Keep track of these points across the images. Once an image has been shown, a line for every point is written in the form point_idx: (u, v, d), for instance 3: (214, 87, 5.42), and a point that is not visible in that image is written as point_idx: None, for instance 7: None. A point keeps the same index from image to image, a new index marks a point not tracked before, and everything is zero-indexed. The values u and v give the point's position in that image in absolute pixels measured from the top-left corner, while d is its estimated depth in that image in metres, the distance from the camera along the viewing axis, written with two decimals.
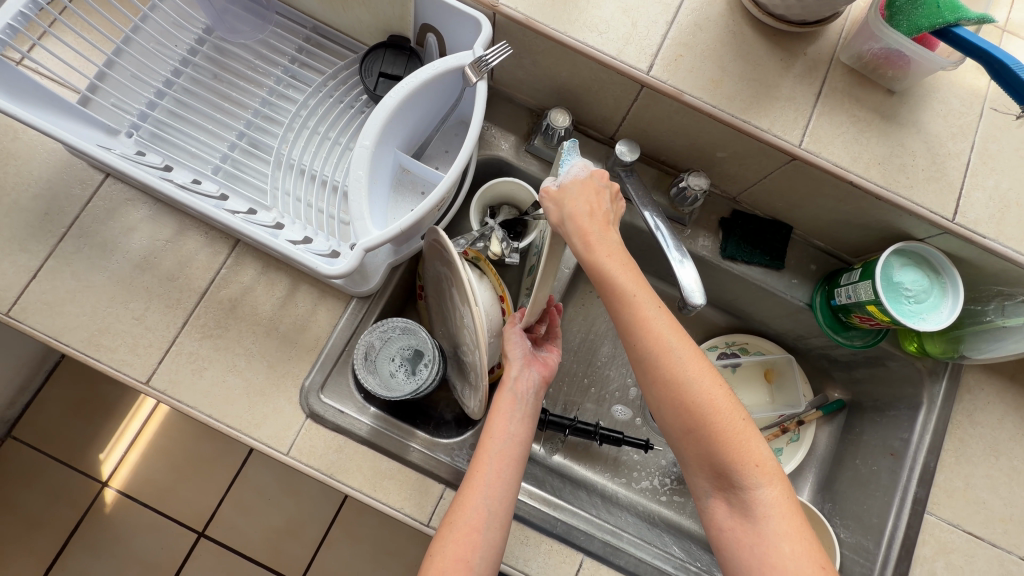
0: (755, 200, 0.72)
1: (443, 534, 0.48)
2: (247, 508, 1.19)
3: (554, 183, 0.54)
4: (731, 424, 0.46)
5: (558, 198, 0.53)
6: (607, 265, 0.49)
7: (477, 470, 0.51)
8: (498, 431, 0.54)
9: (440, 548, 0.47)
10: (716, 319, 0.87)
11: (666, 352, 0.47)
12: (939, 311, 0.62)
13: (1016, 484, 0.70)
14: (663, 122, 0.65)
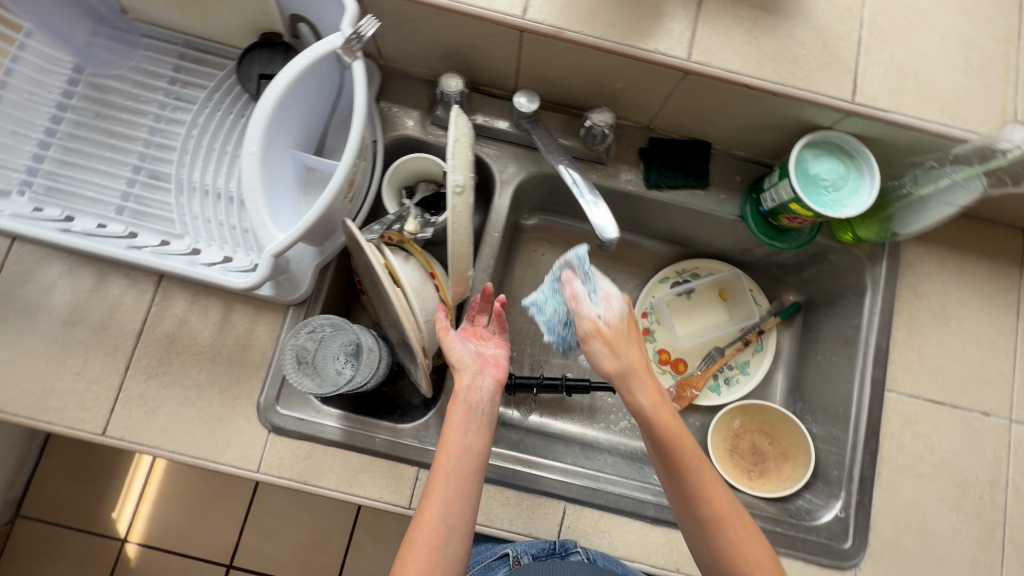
0: (667, 124, 0.71)
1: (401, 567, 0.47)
2: (268, 533, 1.21)
3: (600, 324, 0.57)
4: (764, 563, 0.51)
5: (614, 351, 0.56)
6: (667, 421, 0.54)
7: (431, 494, 0.50)
8: (454, 445, 0.52)
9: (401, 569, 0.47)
10: (663, 250, 0.88)
11: (716, 496, 0.52)
12: (859, 195, 0.62)
13: (968, 345, 0.72)
14: (555, 65, 0.64)
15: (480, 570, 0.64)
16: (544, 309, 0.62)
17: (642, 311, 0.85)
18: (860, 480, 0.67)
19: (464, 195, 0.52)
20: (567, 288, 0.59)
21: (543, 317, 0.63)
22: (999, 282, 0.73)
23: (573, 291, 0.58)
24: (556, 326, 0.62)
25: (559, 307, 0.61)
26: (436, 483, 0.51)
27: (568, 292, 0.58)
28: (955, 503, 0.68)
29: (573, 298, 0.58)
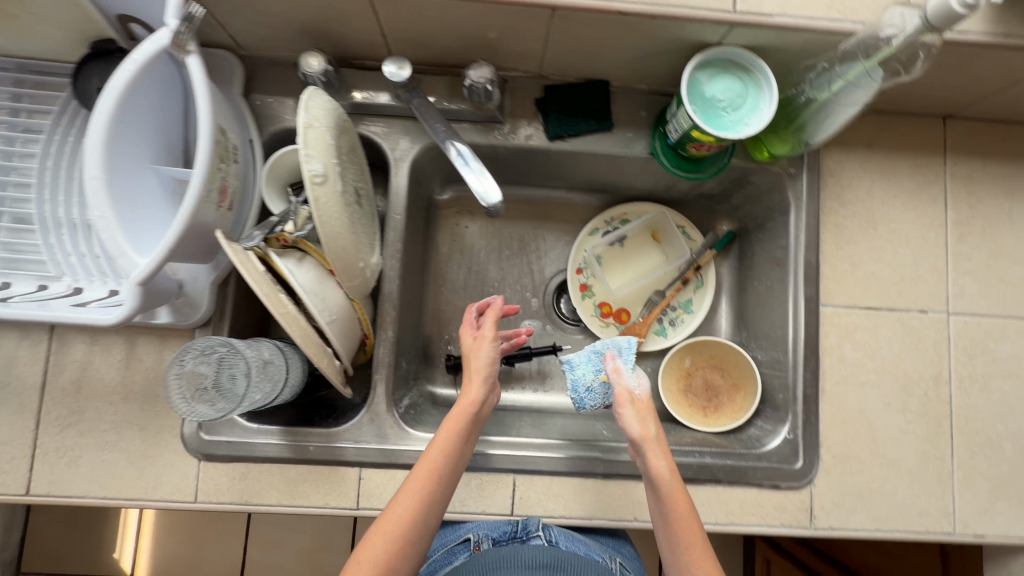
0: (558, 68, 0.66)
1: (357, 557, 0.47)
2: (272, 543, 1.16)
3: (636, 392, 0.59)
4: None
5: (645, 419, 0.57)
6: (680, 491, 0.52)
7: (410, 490, 0.50)
8: (452, 450, 0.53)
9: (370, 556, 0.47)
10: (589, 201, 0.85)
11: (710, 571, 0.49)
12: (759, 110, 0.58)
13: (900, 245, 0.70)
14: (420, 25, 0.59)
15: (442, 555, 0.63)
16: (575, 368, 0.65)
17: (577, 267, 0.82)
18: (804, 399, 0.67)
19: (325, 183, 0.48)
20: (608, 362, 0.62)
21: (571, 376, 0.65)
22: (925, 176, 0.71)
23: (614, 365, 0.62)
24: (583, 388, 0.64)
25: (592, 373, 0.65)
26: (418, 484, 0.51)
27: (608, 364, 0.62)
28: (901, 405, 0.68)
29: (614, 370, 0.61)
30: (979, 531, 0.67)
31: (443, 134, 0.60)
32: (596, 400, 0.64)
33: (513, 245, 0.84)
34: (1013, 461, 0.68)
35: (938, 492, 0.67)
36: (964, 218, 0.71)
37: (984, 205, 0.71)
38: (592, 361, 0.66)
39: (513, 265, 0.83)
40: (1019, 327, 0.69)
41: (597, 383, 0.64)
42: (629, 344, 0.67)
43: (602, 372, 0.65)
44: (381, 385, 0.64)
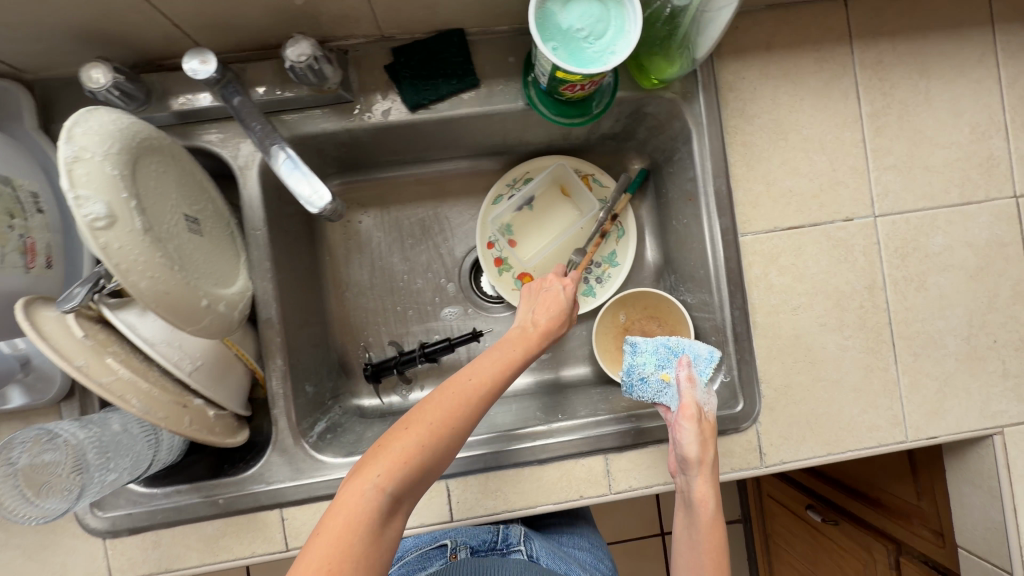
0: (398, 26, 0.57)
1: (403, 437, 0.43)
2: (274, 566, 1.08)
3: (705, 410, 0.58)
4: None
5: (704, 441, 0.56)
6: (715, 529, 0.55)
7: (474, 383, 0.47)
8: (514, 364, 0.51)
9: (415, 437, 0.43)
10: (488, 165, 0.77)
11: None
12: (625, 35, 0.51)
13: (815, 153, 0.64)
14: (209, 7, 0.49)
15: (417, 558, 0.62)
16: (638, 354, 0.64)
17: (489, 241, 0.75)
18: (736, 337, 0.63)
19: (113, 225, 0.40)
20: (681, 366, 0.60)
21: (631, 360, 0.63)
22: (831, 69, 0.64)
23: (687, 375, 0.60)
24: (638, 376, 0.62)
25: (654, 366, 0.62)
26: (485, 385, 0.48)
27: (680, 369, 0.60)
28: (837, 322, 0.64)
29: (686, 377, 0.60)
30: (931, 433, 0.65)
31: (256, 133, 0.48)
32: (646, 394, 0.61)
33: (415, 231, 0.76)
34: (957, 356, 0.65)
35: (886, 403, 0.65)
36: (879, 109, 0.64)
37: (898, 89, 0.64)
38: (660, 354, 0.63)
39: (420, 252, 0.76)
40: (949, 215, 0.65)
41: (654, 377, 0.62)
42: (709, 355, 0.62)
43: (666, 369, 0.62)
44: (282, 419, 0.59)
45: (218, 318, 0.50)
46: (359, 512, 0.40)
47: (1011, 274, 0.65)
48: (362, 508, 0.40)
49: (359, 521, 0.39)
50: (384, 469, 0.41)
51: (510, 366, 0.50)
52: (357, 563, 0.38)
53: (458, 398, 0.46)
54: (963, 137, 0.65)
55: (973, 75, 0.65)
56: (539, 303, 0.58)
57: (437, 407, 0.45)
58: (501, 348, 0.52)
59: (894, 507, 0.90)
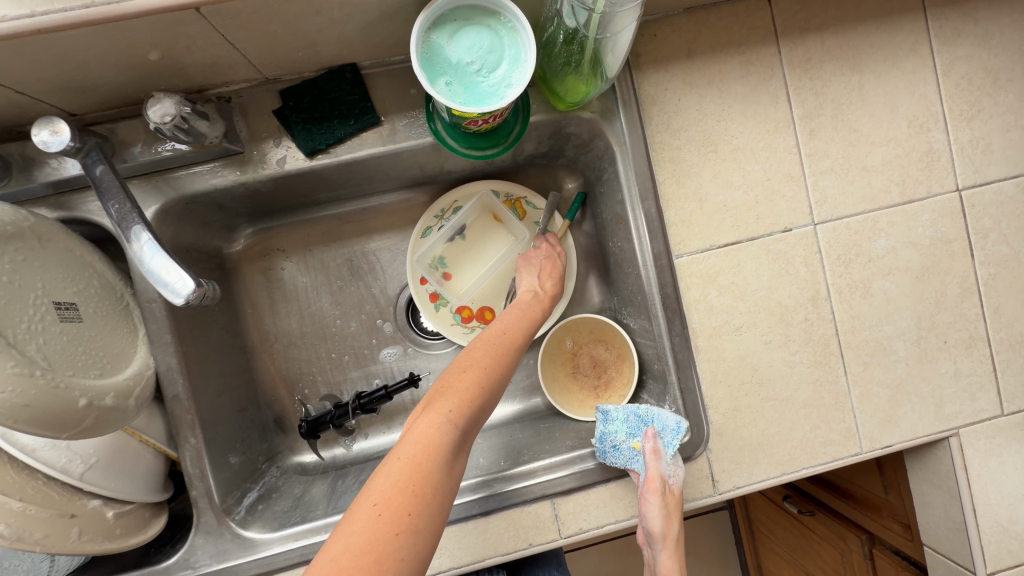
0: (282, 67, 0.52)
1: (464, 376, 0.44)
2: None
3: (671, 484, 0.58)
4: None
5: (668, 514, 0.58)
6: None
7: (509, 338, 0.51)
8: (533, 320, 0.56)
9: (474, 375, 0.45)
10: (414, 195, 0.72)
11: None
12: (521, 65, 0.46)
13: (748, 162, 0.60)
14: (52, 72, 0.43)
15: None
16: (610, 423, 0.62)
17: (421, 277, 0.71)
18: (678, 364, 0.61)
19: None
20: (647, 439, 0.59)
21: (603, 428, 0.61)
22: (758, 72, 0.60)
23: (653, 447, 0.58)
24: (611, 444, 0.60)
25: (625, 434, 0.60)
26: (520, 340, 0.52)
27: (646, 441, 0.59)
28: (782, 338, 0.61)
29: (651, 450, 0.58)
30: (886, 442, 0.63)
31: (114, 212, 0.44)
32: (619, 462, 0.59)
33: (343, 272, 0.72)
34: (907, 360, 0.63)
35: (838, 416, 0.62)
36: (811, 110, 0.61)
37: (830, 87, 0.61)
38: (630, 422, 0.61)
39: (351, 293, 0.72)
40: (891, 215, 0.62)
41: (626, 446, 0.60)
42: (677, 426, 0.60)
43: (636, 437, 0.60)
44: (202, 500, 0.55)
45: (104, 413, 0.45)
46: (435, 441, 0.39)
47: (957, 271, 0.63)
48: (437, 437, 0.39)
49: (437, 448, 0.38)
50: (455, 403, 0.41)
51: (532, 325, 0.56)
52: (437, 489, 0.37)
53: (502, 348, 0.49)
54: (900, 132, 0.62)
55: (906, 65, 0.61)
56: (541, 269, 0.64)
57: (486, 352, 0.48)
58: (521, 309, 0.57)
59: (864, 499, 0.88)
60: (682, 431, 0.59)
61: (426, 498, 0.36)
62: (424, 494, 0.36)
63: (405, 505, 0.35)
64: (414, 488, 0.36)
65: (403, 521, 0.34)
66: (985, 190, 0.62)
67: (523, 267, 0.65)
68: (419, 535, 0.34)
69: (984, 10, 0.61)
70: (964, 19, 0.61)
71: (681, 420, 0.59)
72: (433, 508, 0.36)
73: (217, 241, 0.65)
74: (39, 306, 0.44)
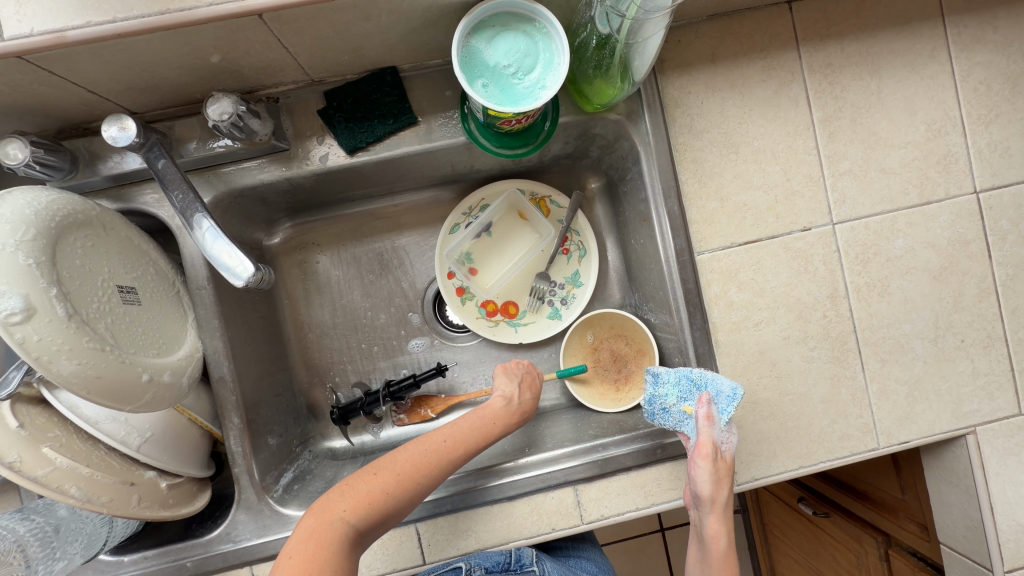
0: (327, 70, 0.55)
1: (370, 479, 0.49)
2: None
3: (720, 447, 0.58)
4: None
5: (718, 479, 0.57)
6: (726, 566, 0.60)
7: (445, 448, 0.52)
8: (481, 434, 0.55)
9: (382, 477, 0.49)
10: (443, 193, 0.76)
11: None
12: (555, 67, 0.49)
13: (768, 163, 0.62)
14: (123, 72, 0.47)
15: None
16: (660, 385, 0.62)
17: (448, 272, 0.73)
18: (698, 358, 0.63)
19: (33, 318, 0.40)
20: (700, 404, 0.58)
21: (652, 390, 0.62)
22: (779, 77, 0.62)
23: (707, 414, 0.58)
24: (660, 407, 0.61)
25: (676, 398, 0.60)
26: (460, 445, 0.53)
27: (700, 406, 0.58)
28: (801, 335, 0.63)
29: (704, 416, 0.57)
30: (903, 438, 0.64)
31: (176, 202, 0.47)
32: (668, 423, 0.61)
33: (374, 266, 0.75)
34: (925, 359, 0.64)
35: (856, 412, 0.64)
36: (831, 114, 0.63)
37: (850, 92, 0.63)
38: (682, 386, 0.61)
39: (381, 285, 0.75)
40: (909, 216, 0.64)
41: (676, 409, 0.61)
42: (732, 393, 0.58)
43: (688, 402, 0.60)
44: (243, 477, 0.58)
45: (161, 390, 0.49)
46: (329, 533, 0.46)
47: (975, 272, 0.64)
48: (332, 529, 0.46)
49: (325, 548, 0.45)
50: (352, 504, 0.47)
51: (484, 438, 0.55)
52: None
53: (428, 453, 0.51)
54: (918, 136, 0.64)
55: (925, 71, 0.63)
56: (522, 378, 0.61)
57: (407, 458, 0.50)
58: (480, 417, 0.56)
59: (881, 500, 0.88)
60: (737, 399, 0.57)
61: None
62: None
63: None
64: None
65: None
66: (1003, 193, 0.64)
67: (501, 373, 0.62)
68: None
69: (1003, 18, 0.63)
70: (983, 27, 0.63)
71: (736, 386, 0.58)
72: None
73: (258, 234, 0.68)
74: (105, 288, 0.48)
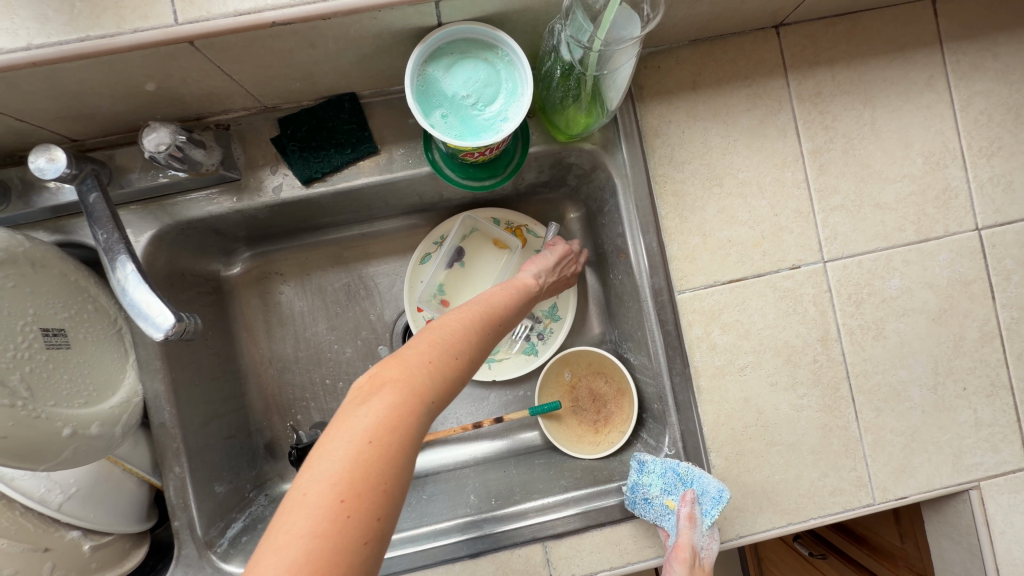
0: (279, 97, 0.52)
1: (448, 359, 0.40)
2: None
3: (700, 554, 0.54)
4: None
5: None
6: None
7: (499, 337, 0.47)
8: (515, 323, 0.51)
9: (460, 363, 0.40)
10: (414, 221, 0.72)
11: None
12: (518, 98, 0.46)
13: (754, 197, 0.59)
14: (49, 100, 0.44)
15: None
16: (645, 474, 0.57)
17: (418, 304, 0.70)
18: (678, 405, 0.59)
19: None
20: (683, 502, 0.54)
21: (636, 478, 0.57)
22: (765, 106, 0.58)
23: (689, 513, 0.54)
24: (642, 496, 0.56)
25: (659, 490, 0.56)
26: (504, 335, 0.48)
27: (683, 505, 0.54)
28: (789, 380, 0.59)
29: (686, 516, 0.54)
30: (900, 493, 0.59)
31: (101, 243, 0.43)
32: (648, 515, 0.55)
33: (341, 296, 0.72)
34: (924, 408, 0.60)
35: (849, 465, 0.59)
36: (821, 145, 0.59)
37: (841, 121, 0.59)
38: (667, 478, 0.56)
39: (348, 317, 0.71)
40: (905, 254, 0.59)
41: (658, 501, 0.56)
42: (718, 495, 0.54)
43: (671, 495, 0.55)
44: (184, 531, 0.54)
45: (86, 443, 0.45)
46: (415, 426, 0.35)
47: (977, 314, 0.60)
48: (417, 423, 0.35)
49: (411, 446, 0.34)
50: (440, 392, 0.38)
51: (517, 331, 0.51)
52: (405, 488, 0.34)
53: (487, 340, 0.44)
54: (914, 168, 0.60)
55: (921, 100, 0.59)
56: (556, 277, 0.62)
57: (476, 339, 0.43)
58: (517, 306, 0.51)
59: (879, 546, 0.83)
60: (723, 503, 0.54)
61: (394, 500, 0.32)
62: (394, 496, 0.32)
63: (374, 508, 0.31)
64: (387, 486, 0.32)
65: (372, 527, 0.31)
66: (1007, 230, 0.59)
67: (556, 255, 0.62)
68: (383, 542, 0.32)
69: (1004, 45, 0.59)
70: (983, 54, 0.59)
71: (724, 490, 0.54)
72: (396, 511, 0.33)
73: (214, 263, 0.65)
74: (26, 333, 0.44)
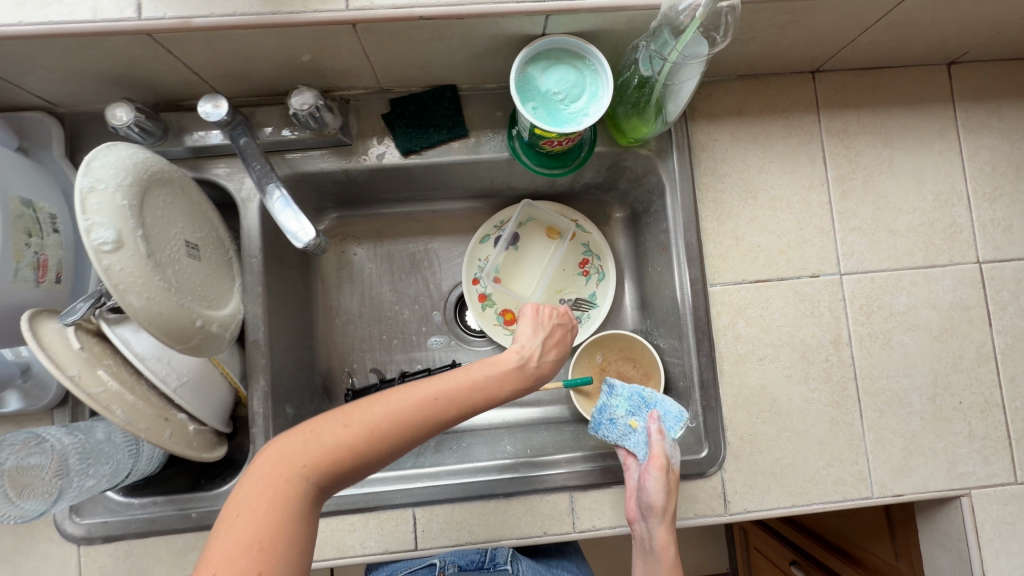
0: (396, 81, 0.63)
1: (329, 432, 0.44)
2: None
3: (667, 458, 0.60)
4: None
5: (669, 490, 0.58)
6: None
7: (432, 402, 0.46)
8: (469, 382, 0.48)
9: (346, 429, 0.44)
10: (479, 205, 0.82)
11: None
12: (599, 98, 0.56)
13: (783, 211, 0.67)
14: (227, 58, 0.54)
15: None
16: (613, 397, 0.67)
17: (474, 277, 0.79)
18: (702, 384, 0.66)
19: (119, 250, 0.44)
20: (651, 420, 0.62)
21: (606, 400, 0.67)
22: (798, 136, 0.68)
23: (658, 428, 0.61)
24: (608, 417, 0.65)
25: (625, 411, 0.65)
26: (451, 395, 0.47)
27: (651, 422, 0.62)
28: (802, 374, 0.66)
29: (656, 430, 0.61)
30: (896, 490, 0.65)
31: (254, 172, 0.54)
32: (612, 434, 0.64)
33: (405, 264, 0.81)
34: (923, 415, 0.66)
35: (851, 458, 0.65)
36: (845, 174, 0.68)
37: (863, 157, 0.69)
38: (632, 401, 0.66)
39: (410, 282, 0.80)
40: (913, 276, 0.67)
41: (623, 421, 0.64)
42: (678, 414, 0.63)
43: (635, 417, 0.64)
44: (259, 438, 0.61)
45: (209, 337, 0.53)
46: (282, 492, 0.42)
47: (975, 337, 0.67)
48: (284, 489, 0.42)
49: (279, 508, 0.41)
50: (312, 461, 0.43)
51: (489, 398, 0.49)
52: (287, 544, 0.40)
53: (402, 409, 0.45)
54: (925, 204, 0.68)
55: (934, 147, 0.69)
56: (549, 336, 0.56)
57: (375, 407, 0.45)
58: (473, 374, 0.49)
59: (870, 565, 0.87)
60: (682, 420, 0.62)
61: (273, 555, 0.39)
62: (268, 553, 0.39)
63: (249, 568, 0.38)
64: (257, 548, 0.39)
65: None
66: (1005, 266, 0.67)
67: (529, 323, 0.57)
68: None
69: (1008, 109, 0.69)
70: (990, 115, 0.69)
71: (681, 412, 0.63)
72: (281, 563, 0.39)
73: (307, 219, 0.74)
74: (176, 241, 0.53)
